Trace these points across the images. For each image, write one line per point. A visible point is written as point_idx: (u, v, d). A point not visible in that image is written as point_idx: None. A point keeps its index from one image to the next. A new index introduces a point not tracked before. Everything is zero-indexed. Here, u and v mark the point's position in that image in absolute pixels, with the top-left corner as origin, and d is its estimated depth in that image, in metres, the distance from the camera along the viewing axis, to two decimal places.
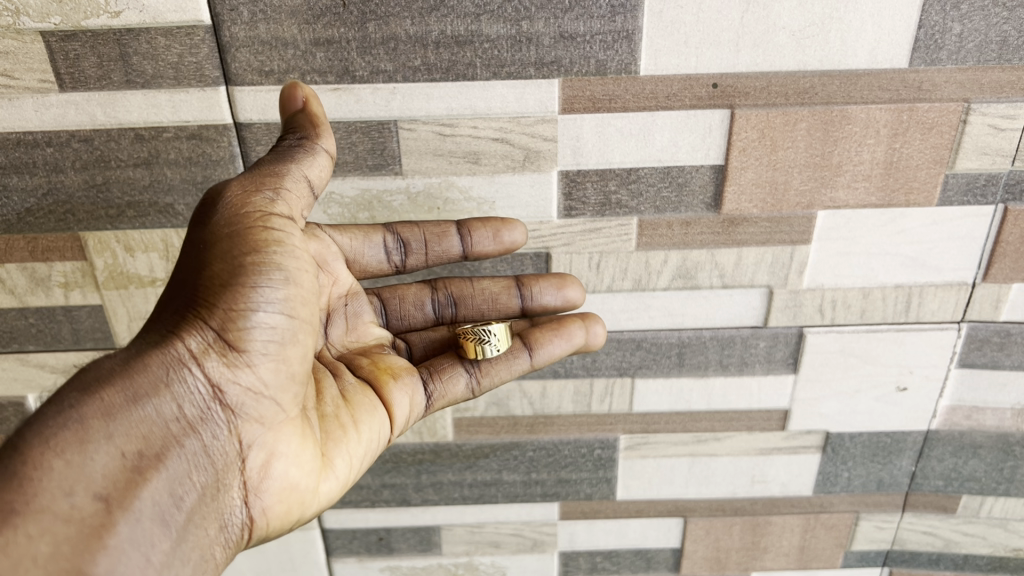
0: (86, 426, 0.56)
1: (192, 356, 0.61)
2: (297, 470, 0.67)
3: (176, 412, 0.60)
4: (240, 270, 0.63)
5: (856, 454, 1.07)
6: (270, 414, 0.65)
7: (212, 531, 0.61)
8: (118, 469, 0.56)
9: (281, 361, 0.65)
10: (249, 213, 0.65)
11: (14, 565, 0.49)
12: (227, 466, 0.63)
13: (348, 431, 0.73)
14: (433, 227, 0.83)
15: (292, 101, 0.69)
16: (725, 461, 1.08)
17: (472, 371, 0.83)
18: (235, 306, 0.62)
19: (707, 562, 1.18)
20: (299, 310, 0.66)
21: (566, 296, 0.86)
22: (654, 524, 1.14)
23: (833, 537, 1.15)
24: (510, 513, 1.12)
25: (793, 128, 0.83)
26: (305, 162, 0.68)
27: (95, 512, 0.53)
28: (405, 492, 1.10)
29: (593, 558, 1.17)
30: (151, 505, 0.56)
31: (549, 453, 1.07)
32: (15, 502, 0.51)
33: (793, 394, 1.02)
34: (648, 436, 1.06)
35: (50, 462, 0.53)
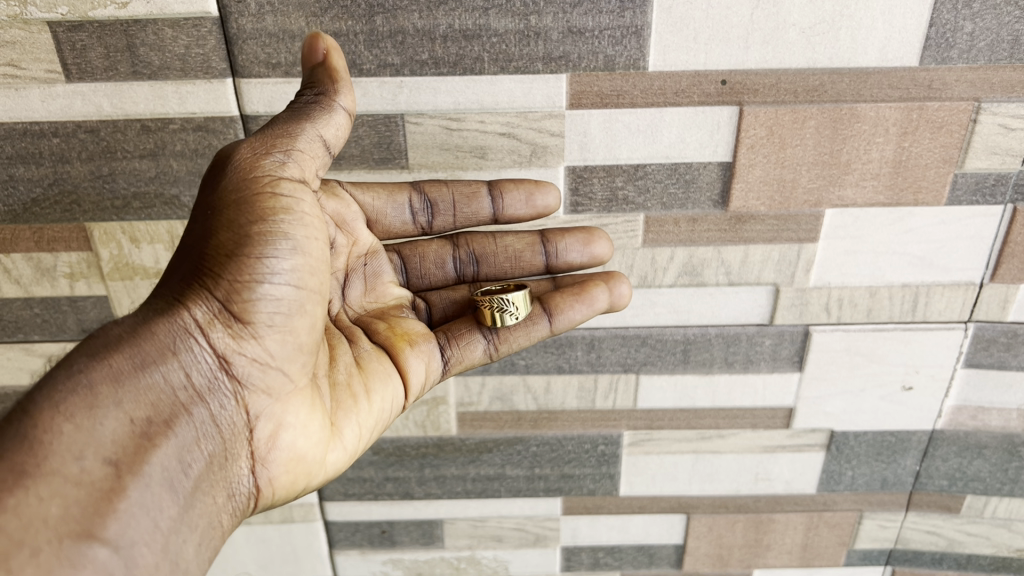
0: (95, 391, 0.56)
1: (198, 325, 0.62)
2: (305, 441, 0.67)
3: (183, 380, 0.61)
4: (247, 235, 0.63)
5: (860, 453, 1.07)
6: (278, 386, 0.65)
7: (220, 498, 0.62)
8: (126, 435, 0.56)
9: (290, 332, 0.65)
10: (260, 177, 0.64)
11: (26, 527, 0.50)
12: (235, 434, 0.63)
13: (359, 401, 0.73)
14: (463, 187, 0.82)
15: (312, 50, 0.66)
16: (728, 458, 1.07)
17: (490, 337, 0.81)
18: (242, 274, 0.62)
19: (709, 559, 1.17)
20: (307, 280, 0.66)
21: (593, 252, 0.83)
22: (657, 520, 1.14)
23: (837, 536, 1.15)
24: (513, 507, 1.12)
25: (802, 126, 0.83)
26: (318, 120, 0.66)
27: (104, 476, 0.54)
28: (408, 486, 1.10)
29: (596, 554, 1.17)
30: (160, 469, 0.57)
31: (552, 448, 1.07)
32: (27, 463, 0.52)
33: (798, 393, 1.02)
34: (652, 432, 1.05)
35: (60, 425, 0.54)
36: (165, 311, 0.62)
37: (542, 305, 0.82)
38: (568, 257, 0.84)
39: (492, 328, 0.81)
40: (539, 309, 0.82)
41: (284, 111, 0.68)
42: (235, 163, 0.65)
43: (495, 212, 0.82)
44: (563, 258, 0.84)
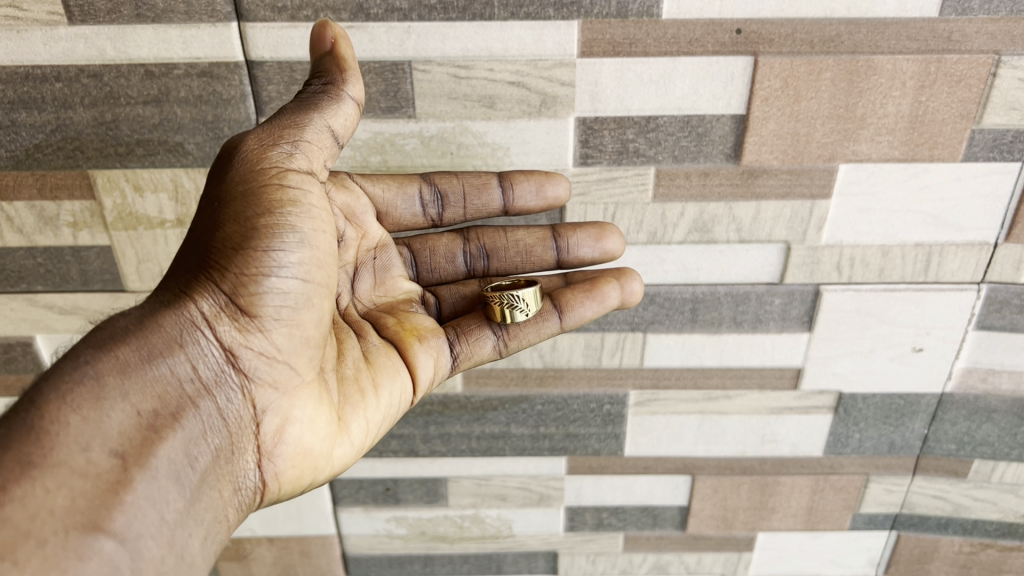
0: (101, 383, 0.58)
1: (205, 318, 0.63)
2: (312, 435, 0.69)
3: (190, 373, 0.62)
4: (255, 227, 0.63)
5: (868, 416, 1.06)
6: (284, 379, 0.67)
7: (227, 491, 0.63)
8: (133, 427, 0.57)
9: (297, 326, 0.66)
10: (266, 169, 0.65)
11: (32, 519, 0.51)
12: (242, 429, 0.65)
13: (367, 397, 0.75)
14: (473, 179, 0.83)
15: (321, 39, 0.67)
16: (735, 419, 1.07)
17: (500, 333, 0.83)
18: (249, 267, 0.63)
19: (714, 521, 1.17)
20: (315, 274, 0.67)
21: (605, 247, 0.84)
22: (662, 481, 1.13)
23: (842, 499, 1.14)
24: (517, 466, 1.12)
25: (817, 78, 0.81)
26: (326, 110, 0.67)
27: (111, 468, 0.55)
28: (413, 443, 1.10)
29: (599, 514, 1.17)
30: (167, 462, 0.58)
31: (558, 407, 1.06)
32: (33, 454, 0.53)
33: (807, 352, 1.00)
34: (658, 392, 1.05)
35: (66, 417, 0.55)
36: (172, 303, 0.63)
37: (552, 301, 0.83)
38: (579, 252, 0.84)
39: (502, 324, 0.82)
40: (549, 304, 0.83)
41: (293, 99, 0.68)
42: (243, 153, 0.65)
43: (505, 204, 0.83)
44: (575, 253, 0.85)
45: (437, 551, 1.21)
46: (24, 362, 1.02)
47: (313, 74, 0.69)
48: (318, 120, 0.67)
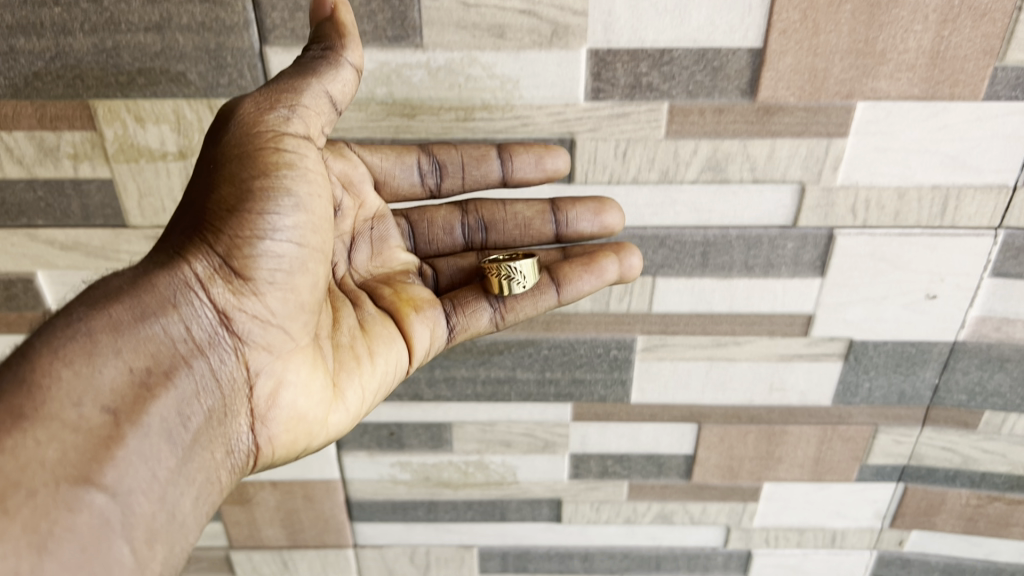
0: (94, 339, 0.60)
1: (200, 280, 0.66)
2: (305, 400, 0.73)
3: (184, 333, 0.65)
4: (250, 190, 0.66)
5: (879, 364, 1.04)
6: (278, 343, 0.71)
7: (219, 450, 0.67)
8: (125, 384, 0.60)
9: (290, 291, 0.70)
10: (263, 132, 0.67)
11: (23, 470, 0.53)
12: (235, 389, 0.68)
13: (361, 363, 0.79)
14: (472, 150, 0.85)
15: (321, 7, 0.70)
16: (743, 366, 1.05)
17: (497, 306, 0.88)
18: (243, 231, 0.66)
19: (719, 471, 1.16)
20: (310, 239, 0.70)
21: (604, 222, 0.87)
22: (668, 429, 1.12)
23: (850, 450, 1.13)
24: (522, 412, 1.11)
25: (838, 10, 0.79)
26: (327, 75, 0.69)
27: (102, 423, 0.58)
28: (418, 387, 1.08)
29: (604, 462, 1.16)
30: (158, 418, 0.61)
31: (564, 352, 1.05)
32: (26, 407, 0.55)
33: (819, 299, 0.99)
34: (666, 337, 1.03)
35: (58, 371, 0.58)
36: (167, 265, 0.66)
37: (550, 276, 0.87)
38: (579, 226, 0.87)
39: (499, 297, 0.87)
40: (548, 280, 0.87)
41: (293, 63, 0.70)
42: (240, 116, 0.68)
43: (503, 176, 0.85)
44: (575, 227, 0.88)
45: (440, 497, 1.20)
46: (26, 299, 1.01)
47: (312, 41, 0.71)
48: (317, 85, 0.69)
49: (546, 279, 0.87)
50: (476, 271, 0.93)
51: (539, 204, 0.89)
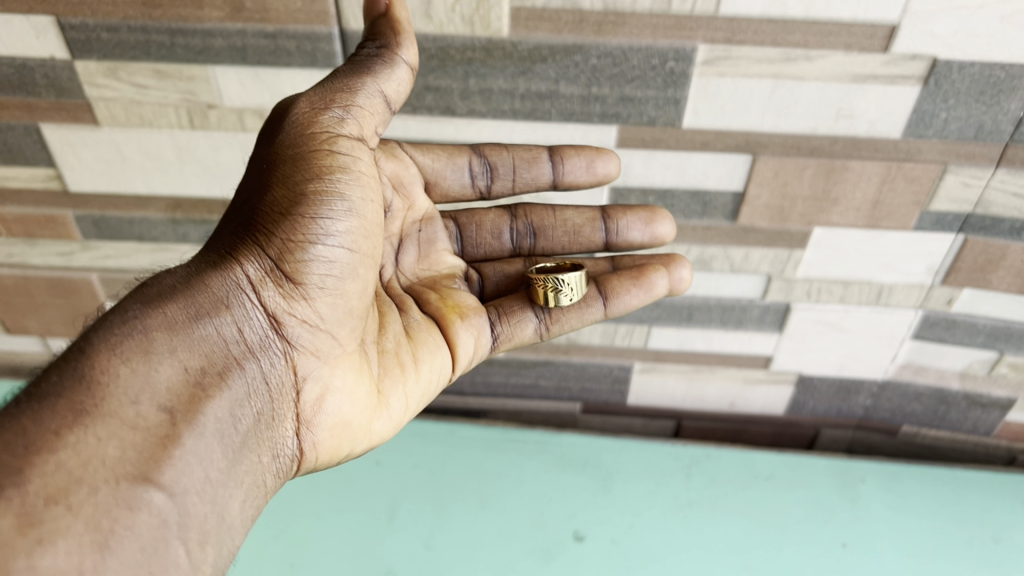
0: (151, 338, 0.68)
1: (251, 282, 0.77)
2: (349, 406, 0.85)
3: (236, 335, 0.75)
4: (302, 194, 0.77)
5: (961, 91, 0.94)
6: (325, 347, 0.82)
7: (265, 450, 0.76)
8: (180, 383, 0.68)
9: (334, 296, 0.82)
10: (319, 133, 0.79)
11: (83, 466, 0.59)
12: (279, 390, 0.78)
13: (406, 372, 0.93)
14: (524, 153, 1.00)
15: (375, 7, 0.81)
16: (811, 88, 0.95)
17: (540, 317, 1.03)
18: (296, 234, 0.77)
19: (768, 212, 1.08)
20: (359, 243, 0.83)
21: (653, 230, 1.04)
22: (720, 161, 1.03)
23: (912, 193, 1.04)
24: (562, 135, 1.03)
25: None
26: (380, 75, 0.82)
27: (158, 422, 0.65)
28: (450, 99, 1.00)
29: (646, 197, 1.08)
30: (213, 417, 0.70)
31: (615, 63, 0.95)
32: (86, 403, 0.62)
33: (907, 5, 0.88)
34: (731, 49, 0.93)
35: (117, 368, 0.65)
36: (220, 268, 0.76)
37: (608, 281, 1.03)
38: (627, 232, 1.04)
39: (544, 309, 1.02)
40: (604, 283, 1.03)
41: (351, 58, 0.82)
42: (294, 119, 0.80)
43: (554, 176, 1.00)
44: (623, 235, 1.05)
45: None
46: None
47: (366, 40, 0.83)
48: (368, 83, 0.81)
49: (602, 283, 1.03)
50: (520, 278, 1.10)
51: (588, 213, 1.07)
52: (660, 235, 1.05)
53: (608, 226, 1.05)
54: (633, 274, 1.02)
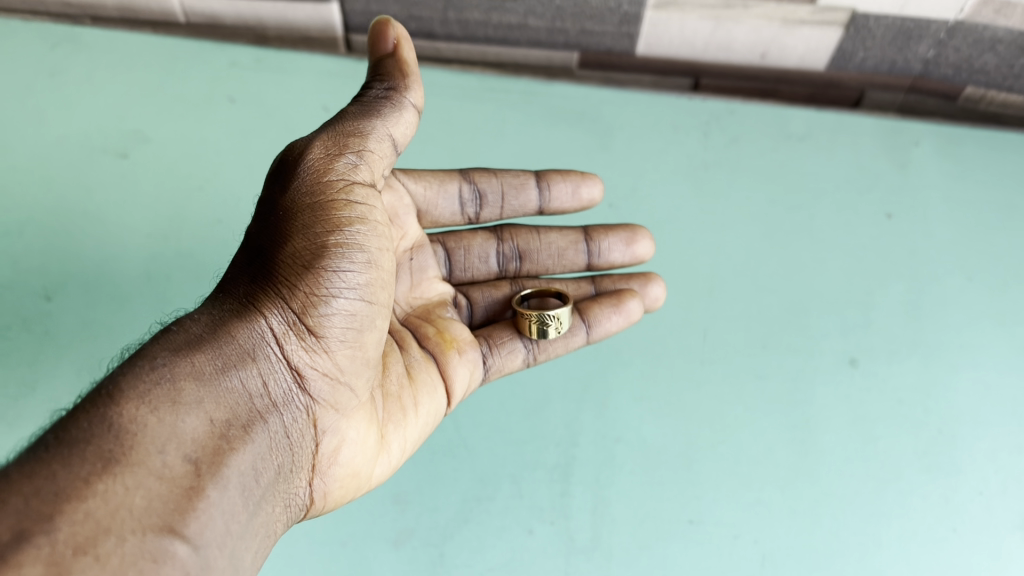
0: (178, 386, 0.50)
1: (274, 335, 0.57)
2: (360, 456, 0.64)
3: (261, 388, 0.56)
4: (322, 245, 0.59)
5: None
6: (346, 401, 0.62)
7: (278, 509, 0.56)
8: (207, 434, 0.50)
9: (358, 350, 0.62)
10: (333, 180, 0.61)
11: (112, 516, 0.43)
12: (299, 449, 0.58)
13: (408, 413, 0.70)
14: (511, 179, 0.86)
15: (383, 40, 0.64)
16: None
17: (531, 346, 0.83)
18: (320, 287, 0.59)
19: None
20: (379, 296, 0.63)
21: (635, 250, 0.91)
22: None
23: None
24: None
25: None
26: (389, 119, 0.65)
27: (186, 474, 0.47)
28: None
29: None
30: (238, 474, 0.51)
31: None
32: (114, 450, 0.45)
33: None
34: None
35: (143, 416, 0.47)
36: (237, 313, 0.57)
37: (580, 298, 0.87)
38: (612, 253, 0.90)
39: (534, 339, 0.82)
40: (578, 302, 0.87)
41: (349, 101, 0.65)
42: (299, 164, 0.61)
43: (542, 203, 0.87)
44: (606, 256, 0.90)
45: None
46: None
47: (369, 79, 0.66)
48: (377, 128, 0.64)
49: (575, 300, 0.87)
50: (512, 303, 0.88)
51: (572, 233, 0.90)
52: (635, 256, 0.92)
53: (592, 247, 0.90)
54: (613, 298, 0.86)
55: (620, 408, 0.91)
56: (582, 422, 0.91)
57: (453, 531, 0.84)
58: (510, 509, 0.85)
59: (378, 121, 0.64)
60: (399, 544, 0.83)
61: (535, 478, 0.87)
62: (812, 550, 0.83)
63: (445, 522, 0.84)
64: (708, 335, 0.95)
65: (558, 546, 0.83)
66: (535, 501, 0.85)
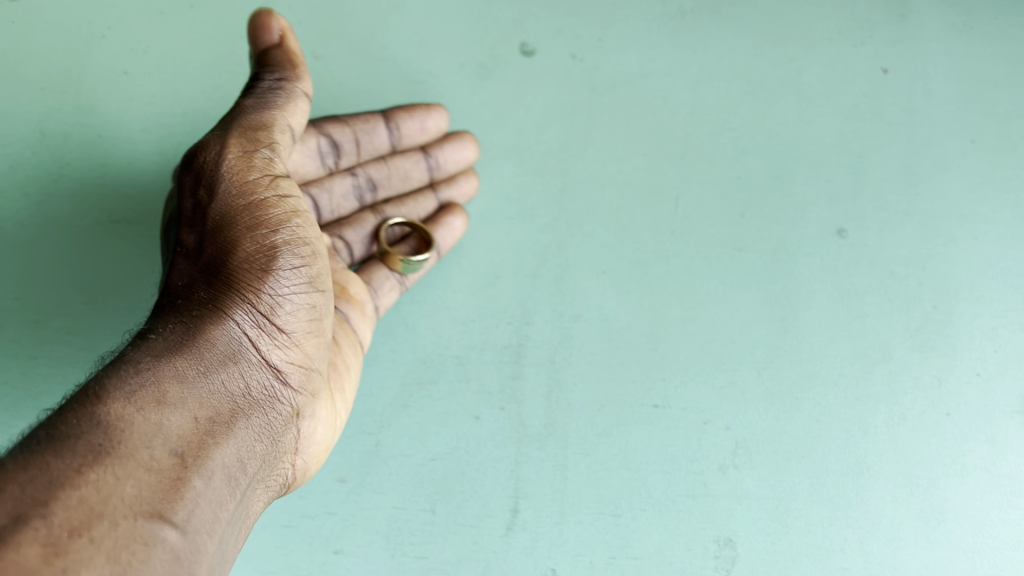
0: (163, 387, 0.50)
1: (248, 335, 0.58)
2: (331, 433, 0.67)
3: (244, 386, 0.56)
4: (264, 247, 0.59)
5: None
6: (319, 387, 0.64)
7: (262, 494, 0.58)
8: (190, 430, 0.51)
9: (320, 335, 0.63)
10: (256, 179, 0.61)
11: (103, 502, 0.44)
12: (284, 438, 0.60)
13: (345, 373, 0.70)
14: (361, 120, 0.79)
15: (268, 32, 0.64)
16: None
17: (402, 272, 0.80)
18: (280, 283, 0.60)
19: None
20: (326, 281, 0.64)
21: (464, 159, 0.84)
22: None
23: None
24: None
25: None
26: (287, 109, 0.64)
27: (172, 467, 0.48)
28: None
29: None
30: (223, 466, 0.52)
31: None
32: (101, 442, 0.46)
33: None
34: None
35: (127, 416, 0.48)
36: (205, 315, 0.56)
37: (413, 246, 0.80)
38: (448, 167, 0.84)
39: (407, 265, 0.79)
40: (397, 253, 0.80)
41: (240, 96, 0.64)
42: (214, 168, 0.60)
43: (394, 138, 0.82)
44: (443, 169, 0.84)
45: None
46: None
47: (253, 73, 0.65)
48: (279, 121, 0.63)
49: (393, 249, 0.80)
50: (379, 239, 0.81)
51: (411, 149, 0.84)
52: (460, 161, 0.85)
53: (432, 161, 0.84)
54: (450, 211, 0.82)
55: (581, 283, 0.80)
56: (537, 299, 0.80)
57: (391, 418, 0.75)
58: (454, 394, 0.76)
59: (280, 114, 0.63)
60: None
61: (482, 359, 0.77)
62: (789, 437, 0.76)
63: (381, 409, 0.75)
64: (682, 205, 0.84)
65: (509, 434, 0.75)
66: (483, 385, 0.76)
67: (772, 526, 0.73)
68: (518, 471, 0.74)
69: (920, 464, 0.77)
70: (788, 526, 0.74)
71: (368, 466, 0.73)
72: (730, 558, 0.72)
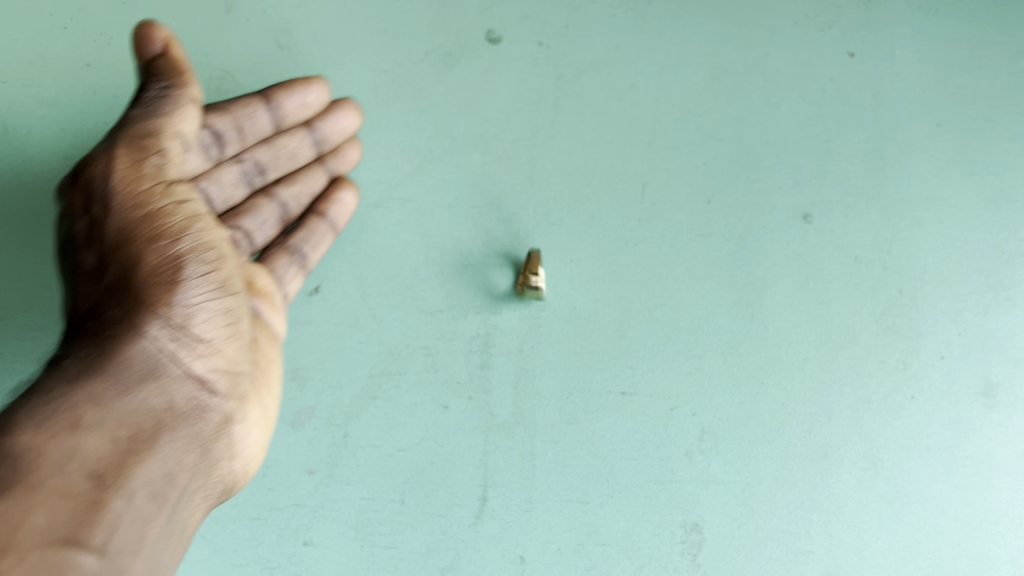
0: (78, 415, 0.54)
1: (167, 350, 0.59)
2: (265, 433, 0.67)
3: (167, 402, 0.58)
4: (163, 261, 0.59)
5: None
6: (246, 391, 0.64)
7: (198, 503, 0.60)
8: (107, 451, 0.54)
9: (242, 339, 0.62)
10: (149, 191, 0.60)
11: (13, 532, 0.47)
12: (217, 446, 0.61)
13: (265, 378, 0.67)
14: (240, 105, 0.73)
15: (149, 43, 0.61)
16: None
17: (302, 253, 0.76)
18: (189, 295, 0.59)
19: None
20: (238, 285, 0.62)
21: (342, 128, 0.80)
22: None
23: None
24: None
25: None
26: (176, 116, 0.61)
27: (86, 490, 0.52)
28: None
29: None
30: (145, 483, 0.55)
31: None
32: (14, 474, 0.49)
33: None
34: None
35: (42, 446, 0.51)
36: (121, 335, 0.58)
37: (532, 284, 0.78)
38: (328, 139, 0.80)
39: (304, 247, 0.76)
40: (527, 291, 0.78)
41: (127, 108, 0.61)
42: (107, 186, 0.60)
43: (276, 118, 0.75)
44: (324, 142, 0.80)
45: None
46: None
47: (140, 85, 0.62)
48: (168, 126, 0.61)
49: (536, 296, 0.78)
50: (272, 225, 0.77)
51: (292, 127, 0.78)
52: (343, 130, 0.81)
53: (317, 134, 0.79)
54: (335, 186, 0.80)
55: (549, 271, 0.80)
56: (505, 288, 0.80)
57: (359, 410, 0.75)
58: (423, 384, 0.76)
59: (168, 120, 0.61)
60: (297, 424, 0.74)
61: (451, 350, 0.77)
62: (755, 422, 0.77)
63: (349, 401, 0.75)
64: (649, 192, 0.84)
65: (477, 423, 0.75)
66: (451, 375, 0.76)
67: (738, 511, 0.74)
68: (486, 459, 0.74)
69: (885, 447, 0.78)
70: (754, 510, 0.75)
71: (336, 458, 0.73)
72: (697, 543, 0.73)
